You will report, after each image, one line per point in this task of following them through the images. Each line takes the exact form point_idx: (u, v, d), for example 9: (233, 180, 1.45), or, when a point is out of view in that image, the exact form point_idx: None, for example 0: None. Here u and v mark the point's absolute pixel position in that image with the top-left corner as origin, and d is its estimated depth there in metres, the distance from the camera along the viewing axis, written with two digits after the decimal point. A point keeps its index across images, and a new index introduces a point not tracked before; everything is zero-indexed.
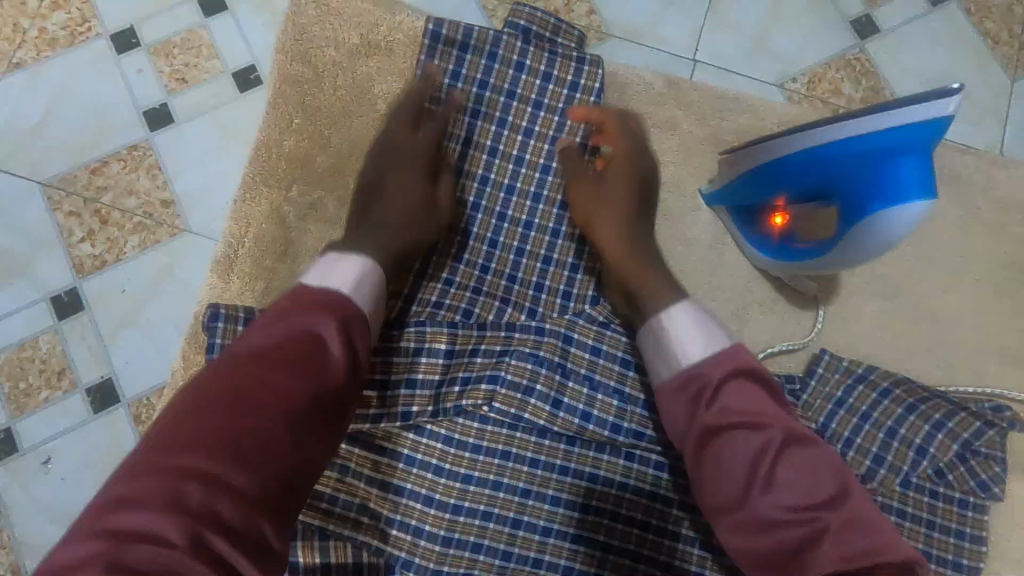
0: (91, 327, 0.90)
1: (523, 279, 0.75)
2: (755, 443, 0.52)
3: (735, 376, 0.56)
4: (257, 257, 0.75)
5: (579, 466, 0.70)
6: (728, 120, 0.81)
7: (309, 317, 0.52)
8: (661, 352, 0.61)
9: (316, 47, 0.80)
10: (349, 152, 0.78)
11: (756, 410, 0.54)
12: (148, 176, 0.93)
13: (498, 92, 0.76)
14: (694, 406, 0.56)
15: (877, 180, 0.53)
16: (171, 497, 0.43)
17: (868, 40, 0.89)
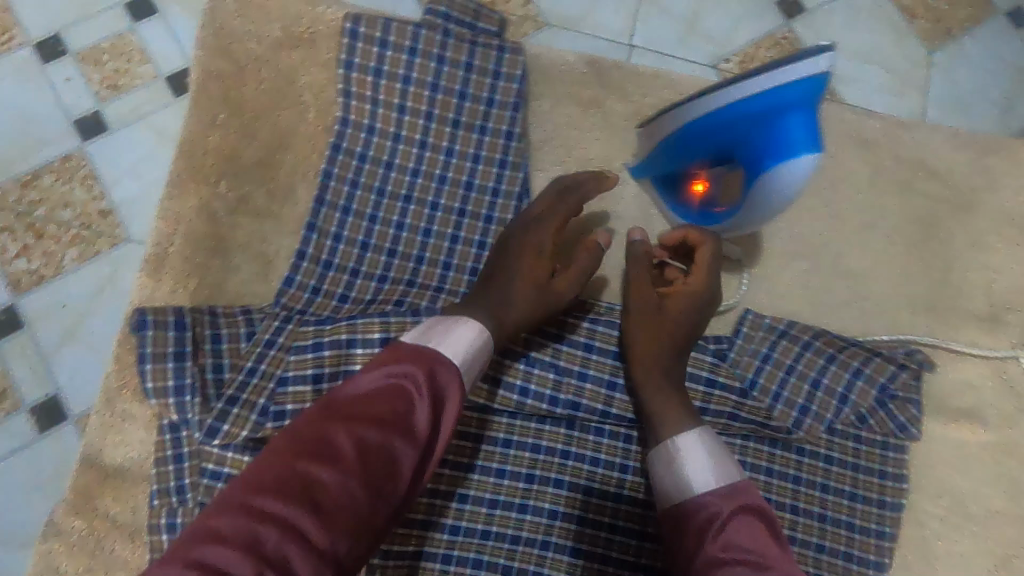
0: (32, 345, 0.88)
1: (458, 264, 0.76)
2: (752, 567, 0.52)
3: (742, 509, 0.56)
4: (188, 256, 0.74)
5: (521, 438, 0.73)
6: (649, 96, 0.84)
7: (434, 376, 0.55)
8: (673, 479, 0.61)
9: (237, 42, 0.80)
10: (277, 145, 0.78)
11: (762, 548, 0.53)
12: (83, 187, 0.91)
13: (421, 77, 0.76)
14: (701, 537, 0.56)
15: (768, 138, 0.56)
16: (249, 538, 0.46)
17: (795, 19, 0.94)
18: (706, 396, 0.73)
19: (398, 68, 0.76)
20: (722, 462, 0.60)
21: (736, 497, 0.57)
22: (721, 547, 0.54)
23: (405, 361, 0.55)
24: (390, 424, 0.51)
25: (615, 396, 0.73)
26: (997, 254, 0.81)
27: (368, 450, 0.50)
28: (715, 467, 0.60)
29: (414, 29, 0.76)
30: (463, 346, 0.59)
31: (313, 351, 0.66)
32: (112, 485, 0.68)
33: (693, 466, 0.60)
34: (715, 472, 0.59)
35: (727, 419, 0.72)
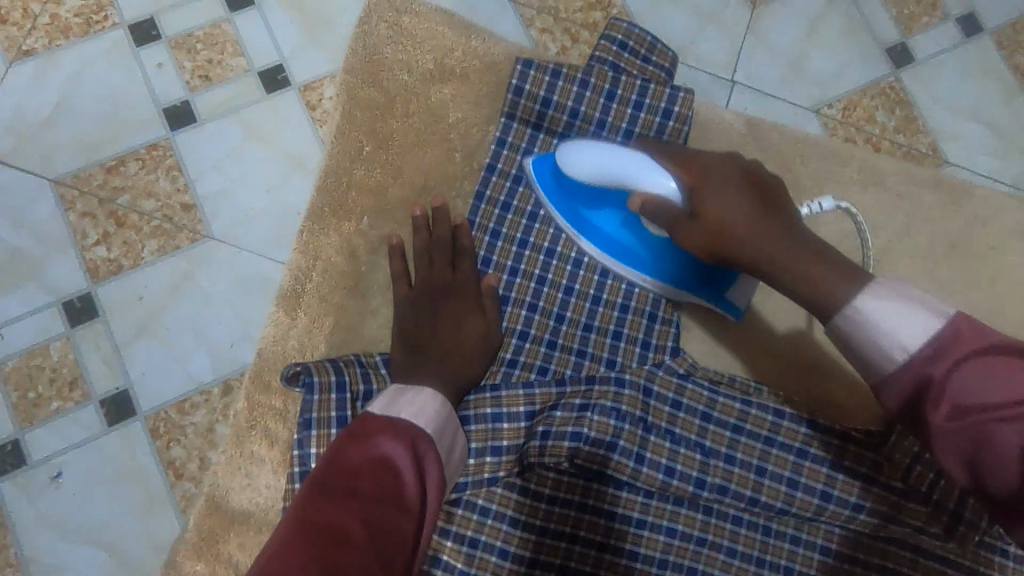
0: (107, 336, 0.84)
1: (600, 327, 0.72)
2: (1013, 426, 0.46)
3: (976, 349, 0.47)
4: (326, 294, 0.71)
5: (656, 518, 0.69)
6: (808, 161, 0.80)
7: (394, 440, 0.53)
8: (862, 342, 0.52)
9: (388, 69, 0.76)
10: (424, 184, 0.74)
11: (1007, 392, 0.46)
12: (168, 177, 0.86)
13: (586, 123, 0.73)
14: (930, 408, 0.49)
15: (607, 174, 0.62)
16: None
17: (903, 69, 0.83)
18: (862, 492, 0.67)
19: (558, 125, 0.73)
20: (918, 302, 0.50)
21: (954, 349, 0.48)
22: (986, 409, 0.46)
23: (387, 436, 0.53)
24: (342, 484, 0.49)
25: (764, 483, 0.68)
26: None
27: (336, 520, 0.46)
28: (920, 311, 0.49)
29: (579, 88, 0.72)
30: (431, 413, 0.58)
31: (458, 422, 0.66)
32: (236, 530, 0.66)
33: (899, 328, 0.50)
34: (921, 319, 0.49)
35: (881, 517, 0.67)
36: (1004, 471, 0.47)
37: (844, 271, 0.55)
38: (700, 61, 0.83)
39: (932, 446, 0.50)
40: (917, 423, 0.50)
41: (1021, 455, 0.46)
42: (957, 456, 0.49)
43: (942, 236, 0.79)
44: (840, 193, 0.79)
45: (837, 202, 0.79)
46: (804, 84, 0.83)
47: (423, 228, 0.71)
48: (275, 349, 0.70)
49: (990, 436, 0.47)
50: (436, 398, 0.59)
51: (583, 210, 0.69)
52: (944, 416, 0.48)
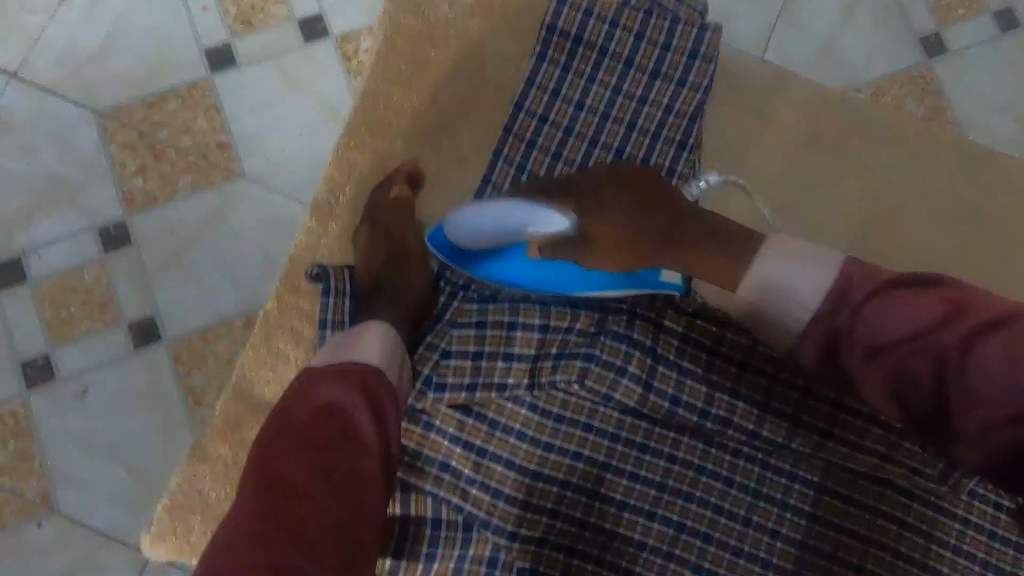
0: (137, 264, 0.88)
1: None
2: (924, 353, 0.47)
3: (875, 290, 0.49)
4: (356, 209, 0.74)
5: (659, 444, 0.71)
6: (833, 121, 0.81)
7: (340, 378, 0.53)
8: (778, 305, 0.54)
9: (428, 1, 0.79)
10: (457, 111, 0.77)
11: (906, 326, 0.47)
12: (205, 117, 0.89)
13: (616, 61, 0.75)
14: (855, 362, 0.50)
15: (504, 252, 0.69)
16: None
17: (934, 59, 0.85)
18: (863, 430, 0.69)
19: (586, 65, 0.76)
20: (808, 257, 0.53)
21: (853, 297, 0.50)
22: (893, 343, 0.48)
23: (330, 381, 0.52)
24: (287, 438, 0.49)
25: (767, 419, 0.70)
26: None
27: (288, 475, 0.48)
28: (814, 266, 0.52)
29: (610, 28, 0.75)
30: (377, 347, 0.57)
31: (477, 327, 0.70)
32: (261, 420, 0.70)
33: (801, 285, 0.52)
34: (812, 274, 0.52)
35: (879, 458, 0.68)
36: (923, 393, 0.48)
37: (736, 242, 0.58)
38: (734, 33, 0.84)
39: (860, 380, 0.51)
40: (839, 369, 0.53)
41: (935, 369, 0.47)
42: (884, 387, 0.50)
43: (961, 198, 0.80)
44: (863, 152, 0.81)
45: (858, 160, 0.81)
46: (832, 57, 0.84)
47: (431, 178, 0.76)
48: (306, 255, 0.73)
49: (902, 370, 0.48)
50: (381, 330, 0.59)
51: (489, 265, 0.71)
52: (862, 361, 0.50)
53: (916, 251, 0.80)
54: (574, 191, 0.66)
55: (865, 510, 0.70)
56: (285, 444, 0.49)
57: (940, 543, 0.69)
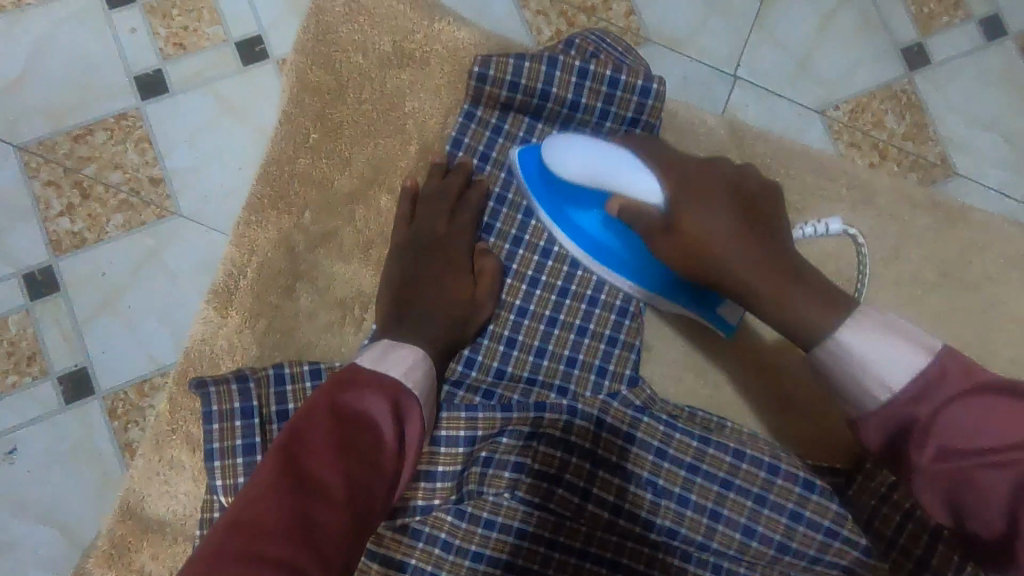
0: (68, 310, 0.71)
1: (554, 352, 0.67)
2: (1009, 473, 0.43)
3: (970, 387, 0.45)
4: (260, 291, 0.66)
5: (599, 551, 0.64)
6: (794, 176, 0.73)
7: (383, 408, 0.48)
8: (853, 381, 0.48)
9: (340, 50, 0.70)
10: (374, 175, 0.69)
11: (993, 441, 0.44)
12: (137, 150, 0.73)
13: (551, 121, 0.69)
14: (910, 451, 0.47)
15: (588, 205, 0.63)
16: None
17: (916, 71, 0.77)
18: (822, 545, 0.61)
19: (519, 128, 0.70)
20: (898, 332, 0.46)
21: (944, 389, 0.45)
22: (967, 454, 0.44)
23: (370, 389, 0.49)
24: (334, 472, 0.44)
25: (718, 528, 0.63)
26: None
27: (319, 517, 0.42)
28: (909, 348, 0.46)
29: (547, 69, 0.66)
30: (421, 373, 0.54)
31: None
32: (150, 539, 0.63)
33: (885, 365, 0.46)
34: (902, 359, 0.46)
35: (840, 570, 0.62)
36: (987, 514, 0.45)
37: (825, 298, 0.51)
38: (703, 51, 0.76)
39: (915, 479, 0.48)
40: (899, 460, 0.48)
41: (1011, 495, 0.44)
42: (938, 490, 0.47)
43: (934, 261, 0.73)
44: (826, 211, 0.73)
45: (822, 219, 0.73)
46: (799, 100, 0.76)
47: (356, 250, 0.68)
48: (204, 349, 0.65)
49: (970, 481, 0.45)
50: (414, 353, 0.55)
51: (567, 209, 0.65)
52: (928, 459, 0.46)
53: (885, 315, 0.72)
54: (679, 174, 0.58)
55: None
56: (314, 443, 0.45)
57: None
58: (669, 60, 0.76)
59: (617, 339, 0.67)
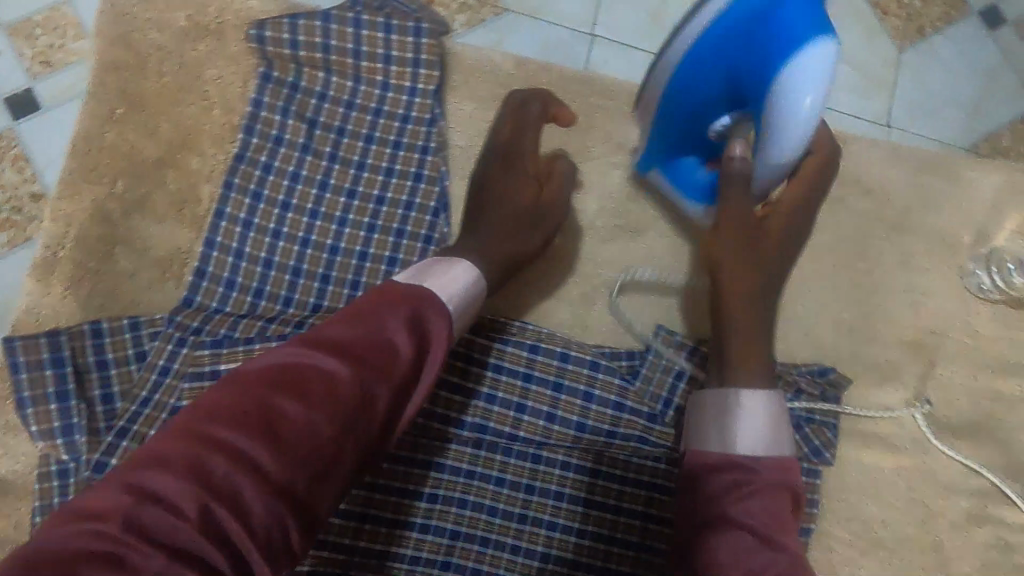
0: None
1: (367, 283, 0.73)
2: (767, 543, 0.50)
3: (775, 473, 0.55)
4: (81, 260, 0.70)
5: (425, 457, 0.72)
6: (579, 103, 0.79)
7: (442, 316, 0.53)
8: (715, 422, 0.58)
9: (138, 30, 0.75)
10: (181, 141, 0.74)
11: (777, 518, 0.52)
12: (13, 168, 0.76)
13: (344, 76, 0.75)
14: (721, 484, 0.55)
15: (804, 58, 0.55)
16: (192, 465, 0.42)
17: None
18: (613, 419, 0.73)
19: (315, 83, 0.75)
20: (778, 422, 0.57)
21: (761, 459, 0.55)
22: (752, 508, 0.52)
23: (399, 299, 0.51)
24: (351, 375, 0.47)
25: (524, 418, 0.73)
26: (921, 276, 0.81)
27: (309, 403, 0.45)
28: (771, 423, 0.57)
29: (323, 22, 0.73)
30: (464, 285, 0.57)
31: (210, 378, 0.65)
32: None
33: (751, 421, 0.57)
34: (768, 424, 0.57)
35: (631, 441, 0.72)
36: (725, 562, 0.50)
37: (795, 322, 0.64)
38: (558, 17, 0.84)
39: (699, 516, 0.55)
40: (701, 498, 0.55)
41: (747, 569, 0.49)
42: (709, 526, 0.53)
43: None
44: (611, 128, 0.79)
45: (608, 136, 0.79)
46: (629, 41, 0.84)
47: (172, 211, 0.73)
48: (29, 320, 0.69)
49: (737, 530, 0.51)
50: (465, 272, 0.58)
51: (777, 32, 0.53)
52: (729, 498, 0.53)
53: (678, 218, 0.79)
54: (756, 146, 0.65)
55: (640, 489, 0.72)
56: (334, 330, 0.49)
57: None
58: (524, 27, 0.84)
59: (423, 263, 0.74)
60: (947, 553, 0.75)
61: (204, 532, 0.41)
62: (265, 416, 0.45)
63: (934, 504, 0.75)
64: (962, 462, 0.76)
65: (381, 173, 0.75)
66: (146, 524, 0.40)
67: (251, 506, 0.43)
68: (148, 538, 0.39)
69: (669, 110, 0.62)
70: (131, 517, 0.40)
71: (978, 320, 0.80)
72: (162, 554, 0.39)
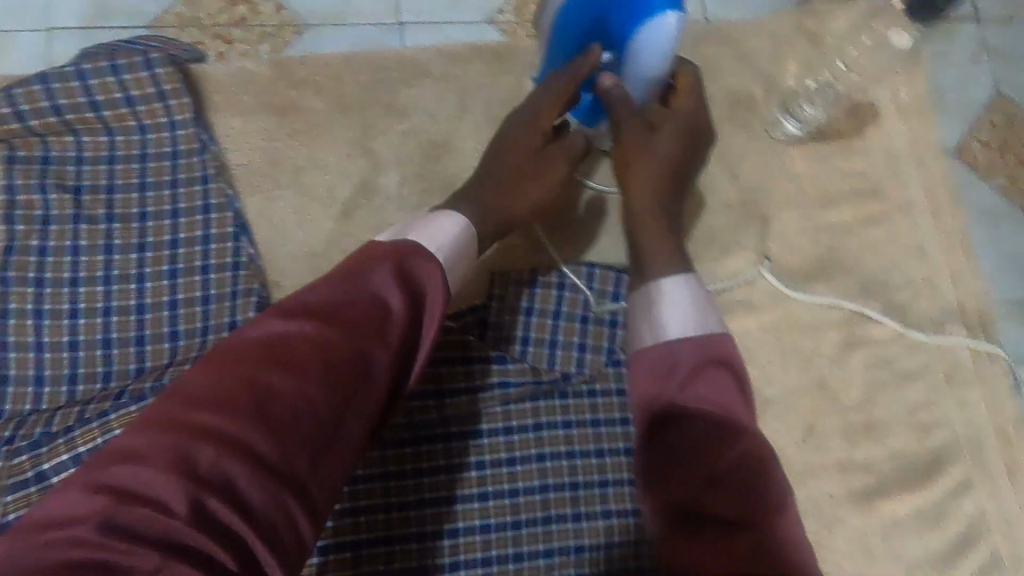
0: None
1: (186, 330, 0.69)
2: (723, 441, 0.51)
3: (714, 362, 0.54)
4: None
5: None
6: (349, 84, 0.78)
7: (433, 261, 0.53)
8: (648, 315, 0.57)
9: None
10: None
11: (722, 405, 0.52)
12: None
13: (96, 133, 0.72)
14: (663, 380, 0.54)
15: (627, 1, 0.58)
16: (176, 458, 0.40)
17: None
18: (470, 375, 0.71)
19: (67, 148, 0.71)
20: (698, 307, 0.57)
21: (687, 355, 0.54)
22: (693, 404, 0.52)
23: (375, 263, 0.50)
24: (326, 342, 0.45)
25: None
26: (733, 139, 0.81)
27: (272, 393, 0.43)
28: (689, 309, 0.57)
29: (45, 85, 0.69)
30: (447, 239, 0.57)
31: (36, 481, 0.62)
32: None
33: (669, 311, 0.57)
34: (690, 317, 0.56)
35: (498, 389, 0.71)
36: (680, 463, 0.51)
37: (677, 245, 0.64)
38: (363, 16, 0.84)
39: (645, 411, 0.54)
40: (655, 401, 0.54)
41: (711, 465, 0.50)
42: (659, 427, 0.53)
43: (499, 98, 0.79)
44: (390, 99, 0.78)
45: (388, 106, 0.78)
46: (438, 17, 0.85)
47: None
48: None
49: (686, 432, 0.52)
50: (456, 224, 0.59)
51: None
52: (673, 394, 0.53)
53: None
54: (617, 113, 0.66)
55: (526, 433, 0.70)
56: (316, 303, 0.47)
57: (606, 422, 0.71)
58: (330, 35, 0.83)
59: (237, 291, 0.70)
60: (833, 388, 0.76)
61: (203, 530, 0.39)
62: (230, 402, 0.42)
63: (805, 348, 0.77)
64: (817, 298, 0.78)
65: (167, 216, 0.72)
66: (123, 525, 0.38)
67: (254, 494, 0.41)
68: (128, 539, 0.38)
69: (566, 27, 0.65)
70: (108, 518, 0.38)
71: (794, 164, 0.82)
72: (154, 548, 0.38)
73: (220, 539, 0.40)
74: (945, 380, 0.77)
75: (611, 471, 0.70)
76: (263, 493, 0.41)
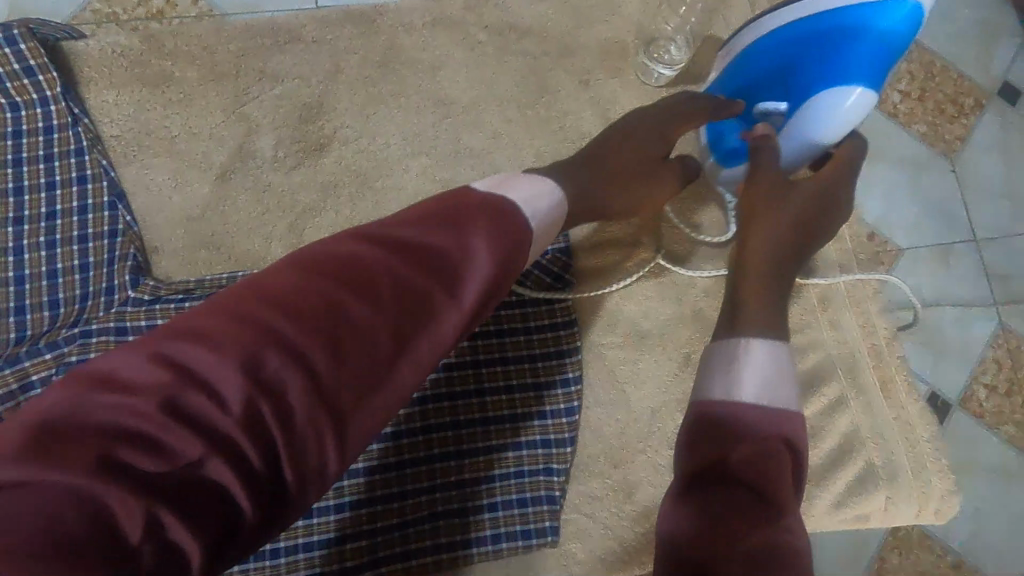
0: None
1: (66, 297, 0.71)
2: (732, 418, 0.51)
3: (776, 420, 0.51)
4: None
5: None
6: (221, 52, 0.79)
7: (492, 239, 0.46)
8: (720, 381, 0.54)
9: None
10: None
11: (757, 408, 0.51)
12: None
13: None
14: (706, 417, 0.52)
15: (830, 66, 0.62)
16: (153, 388, 0.36)
17: None
18: None
19: None
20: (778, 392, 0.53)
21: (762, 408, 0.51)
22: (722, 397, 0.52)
23: (471, 216, 0.46)
24: (416, 280, 0.43)
25: None
26: (605, 83, 0.83)
27: (383, 299, 0.41)
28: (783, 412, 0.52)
29: None
30: (542, 207, 0.53)
31: None
32: None
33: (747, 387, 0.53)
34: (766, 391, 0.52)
35: None
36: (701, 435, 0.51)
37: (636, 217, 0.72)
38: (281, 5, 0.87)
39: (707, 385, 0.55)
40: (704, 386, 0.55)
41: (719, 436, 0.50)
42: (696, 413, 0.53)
43: (371, 58, 0.81)
44: (262, 65, 0.80)
45: (260, 72, 0.79)
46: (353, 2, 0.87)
47: None
48: None
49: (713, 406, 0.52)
50: (548, 195, 0.55)
51: (849, 56, 0.61)
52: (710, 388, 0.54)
53: (358, 121, 0.80)
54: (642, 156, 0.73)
55: None
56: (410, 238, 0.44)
57: (521, 388, 0.74)
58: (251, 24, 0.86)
59: (115, 257, 0.72)
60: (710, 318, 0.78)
61: (152, 473, 0.35)
62: (320, 313, 0.39)
63: (682, 281, 0.79)
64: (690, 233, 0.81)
65: (42, 189, 0.73)
66: (71, 442, 0.34)
67: (229, 443, 0.37)
68: (73, 457, 0.33)
69: (748, 59, 0.70)
70: (59, 437, 0.34)
71: None
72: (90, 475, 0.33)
73: (171, 488, 0.35)
74: (817, 304, 0.80)
75: (524, 437, 0.73)
76: (249, 437, 0.37)
